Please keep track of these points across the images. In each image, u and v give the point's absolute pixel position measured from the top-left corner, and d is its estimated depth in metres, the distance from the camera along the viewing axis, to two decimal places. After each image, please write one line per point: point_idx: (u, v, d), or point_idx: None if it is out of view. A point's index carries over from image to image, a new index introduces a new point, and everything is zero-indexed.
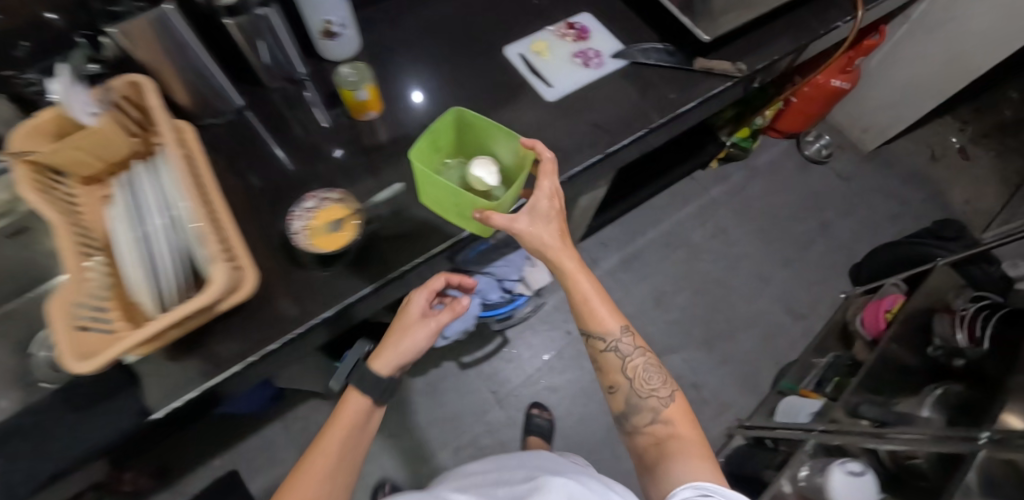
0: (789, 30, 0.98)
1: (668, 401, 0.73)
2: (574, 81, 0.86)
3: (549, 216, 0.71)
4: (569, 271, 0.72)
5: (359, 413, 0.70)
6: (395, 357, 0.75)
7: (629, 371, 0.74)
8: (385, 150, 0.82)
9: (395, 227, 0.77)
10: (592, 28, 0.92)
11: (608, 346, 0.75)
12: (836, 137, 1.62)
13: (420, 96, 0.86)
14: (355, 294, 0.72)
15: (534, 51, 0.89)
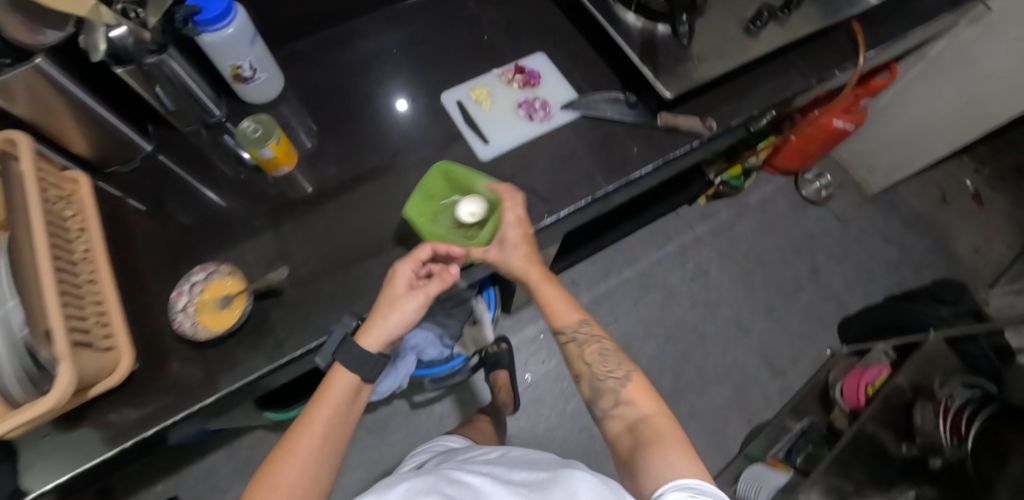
0: (771, 80, 0.87)
1: (628, 381, 0.64)
2: (515, 137, 0.78)
3: (514, 234, 0.69)
4: (536, 284, 0.69)
5: (340, 396, 0.58)
6: (386, 332, 0.61)
7: (589, 357, 0.67)
8: (301, 209, 0.76)
9: (296, 299, 0.70)
10: (543, 74, 0.83)
11: (569, 339, 0.68)
12: (839, 173, 1.49)
13: (346, 147, 0.79)
14: (244, 379, 0.65)
15: (474, 99, 0.81)
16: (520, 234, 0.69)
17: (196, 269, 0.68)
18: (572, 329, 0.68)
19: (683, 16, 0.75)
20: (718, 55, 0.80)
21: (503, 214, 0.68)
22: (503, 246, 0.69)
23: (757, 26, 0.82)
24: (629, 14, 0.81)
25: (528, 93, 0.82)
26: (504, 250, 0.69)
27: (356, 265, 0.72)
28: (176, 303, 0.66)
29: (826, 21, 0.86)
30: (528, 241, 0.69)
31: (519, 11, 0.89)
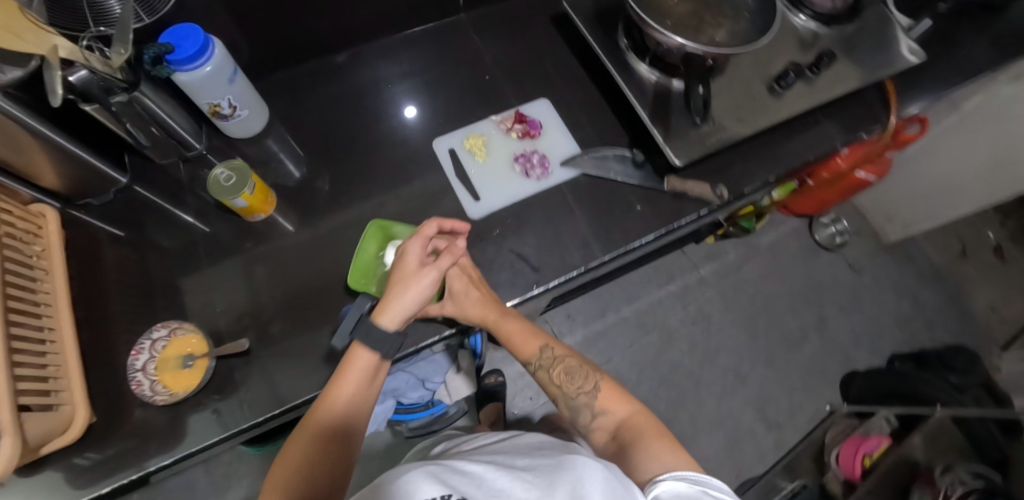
0: (788, 142, 0.82)
1: (598, 391, 0.61)
2: (508, 195, 0.73)
3: (463, 281, 0.65)
4: (496, 322, 0.64)
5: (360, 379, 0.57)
6: (401, 310, 0.58)
7: (558, 378, 0.63)
8: (281, 257, 0.73)
9: (269, 359, 0.67)
10: (545, 123, 0.79)
11: (537, 368, 0.65)
12: (856, 218, 1.42)
13: (334, 192, 0.76)
14: (204, 441, 0.63)
15: (469, 149, 0.77)
16: (467, 280, 0.65)
17: (159, 325, 0.65)
18: (535, 358, 0.65)
19: (700, 89, 0.68)
20: (735, 117, 0.74)
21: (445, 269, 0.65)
22: (456, 297, 0.64)
23: (786, 85, 0.76)
24: (642, 64, 0.75)
25: (526, 145, 0.77)
26: (456, 300, 0.64)
27: (334, 324, 0.69)
28: (136, 362, 0.63)
29: (857, 83, 0.80)
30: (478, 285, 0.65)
31: (527, 53, 0.84)
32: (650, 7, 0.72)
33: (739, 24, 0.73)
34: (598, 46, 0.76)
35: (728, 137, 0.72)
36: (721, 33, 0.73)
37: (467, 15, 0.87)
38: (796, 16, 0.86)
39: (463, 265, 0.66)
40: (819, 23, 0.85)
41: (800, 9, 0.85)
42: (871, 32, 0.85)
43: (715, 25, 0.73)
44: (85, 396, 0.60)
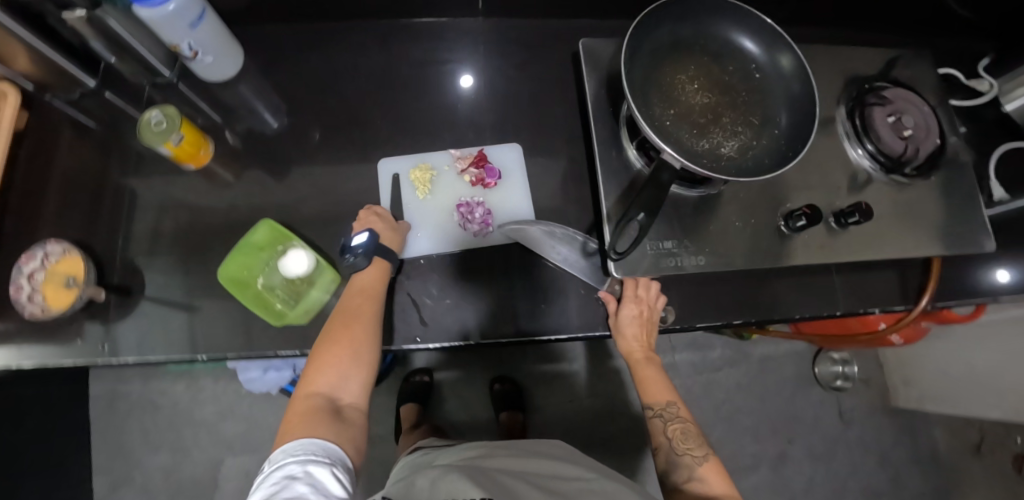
0: (774, 283, 0.71)
1: (706, 461, 0.64)
2: (436, 244, 0.69)
3: (636, 313, 0.65)
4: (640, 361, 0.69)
5: (379, 281, 0.63)
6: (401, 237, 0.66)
7: (672, 433, 0.67)
8: (198, 209, 0.70)
9: (144, 308, 0.66)
10: (506, 174, 0.73)
11: (655, 414, 0.69)
12: (867, 365, 1.28)
13: (278, 163, 0.73)
14: (57, 362, 0.64)
15: (414, 182, 0.72)
16: (639, 320, 0.65)
17: (53, 240, 0.66)
18: (660, 406, 0.69)
19: (642, 215, 0.55)
20: (711, 244, 0.64)
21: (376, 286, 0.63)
22: (628, 319, 0.65)
23: (796, 228, 0.64)
24: (632, 147, 0.65)
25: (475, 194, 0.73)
26: (627, 324, 0.65)
27: (213, 297, 0.66)
28: (26, 271, 0.65)
29: (879, 254, 0.67)
30: (647, 323, 0.66)
31: (531, 86, 0.77)
32: (657, 88, 0.61)
33: (760, 141, 0.61)
34: (595, 109, 0.66)
35: (686, 268, 0.62)
36: (730, 144, 0.60)
37: (488, 26, 0.79)
38: (854, 147, 0.70)
39: (644, 299, 0.66)
40: (876, 166, 0.69)
41: (861, 141, 0.69)
42: (934, 196, 0.70)
43: (727, 133, 0.61)
44: None
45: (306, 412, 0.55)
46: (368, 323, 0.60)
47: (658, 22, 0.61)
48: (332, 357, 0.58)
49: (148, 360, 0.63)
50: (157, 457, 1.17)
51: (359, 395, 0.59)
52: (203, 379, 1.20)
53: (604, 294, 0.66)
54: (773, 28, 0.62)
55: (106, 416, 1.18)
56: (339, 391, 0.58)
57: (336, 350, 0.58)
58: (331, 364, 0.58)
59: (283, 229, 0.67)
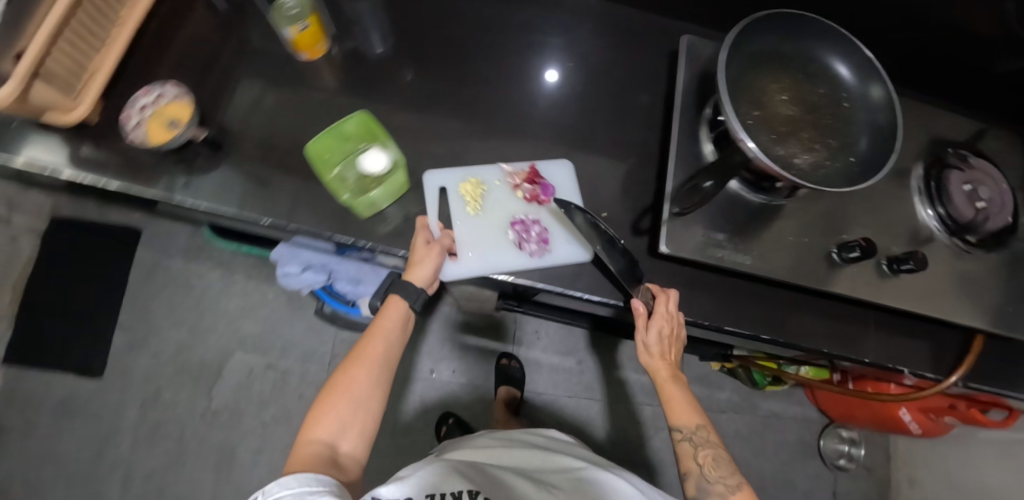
0: (811, 315, 0.72)
1: (739, 490, 0.61)
2: (496, 263, 0.70)
3: (664, 329, 0.65)
4: (662, 381, 0.67)
5: (396, 324, 0.66)
6: (427, 267, 0.65)
7: (702, 459, 0.63)
8: (301, 96, 0.77)
9: (231, 166, 0.73)
10: (565, 192, 0.74)
11: (684, 437, 0.64)
12: (873, 452, 1.25)
13: (380, 77, 0.79)
14: (149, 190, 0.70)
15: (463, 196, 0.72)
16: (667, 335, 0.66)
17: (172, 84, 0.73)
18: (689, 428, 0.64)
19: (711, 184, 0.58)
20: (762, 249, 0.65)
21: (382, 331, 0.65)
22: (655, 336, 0.65)
23: (847, 258, 0.65)
24: (709, 143, 0.68)
25: (530, 213, 0.74)
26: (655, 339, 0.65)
27: (289, 172, 0.72)
28: (140, 104, 0.72)
29: (922, 310, 0.67)
30: (671, 337, 0.66)
31: (624, 69, 0.81)
32: (748, 89, 0.64)
33: (834, 162, 0.62)
34: (683, 98, 0.69)
35: (732, 265, 0.64)
36: (805, 157, 0.63)
37: (599, 8, 0.84)
38: (924, 206, 0.70)
39: (672, 316, 0.65)
40: (943, 228, 0.69)
41: (933, 202, 0.69)
42: (995, 274, 0.69)
43: (804, 146, 0.63)
44: (94, 98, 0.70)
45: (306, 457, 0.56)
46: (369, 374, 0.62)
47: (762, 31, 0.65)
48: (337, 404, 0.60)
49: (230, 212, 0.70)
50: (178, 332, 1.23)
51: (359, 443, 0.60)
52: (238, 274, 1.27)
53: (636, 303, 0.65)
54: (871, 60, 0.64)
55: (144, 281, 1.26)
56: (340, 439, 0.59)
57: (342, 398, 0.60)
58: (332, 413, 0.59)
59: (374, 122, 0.72)
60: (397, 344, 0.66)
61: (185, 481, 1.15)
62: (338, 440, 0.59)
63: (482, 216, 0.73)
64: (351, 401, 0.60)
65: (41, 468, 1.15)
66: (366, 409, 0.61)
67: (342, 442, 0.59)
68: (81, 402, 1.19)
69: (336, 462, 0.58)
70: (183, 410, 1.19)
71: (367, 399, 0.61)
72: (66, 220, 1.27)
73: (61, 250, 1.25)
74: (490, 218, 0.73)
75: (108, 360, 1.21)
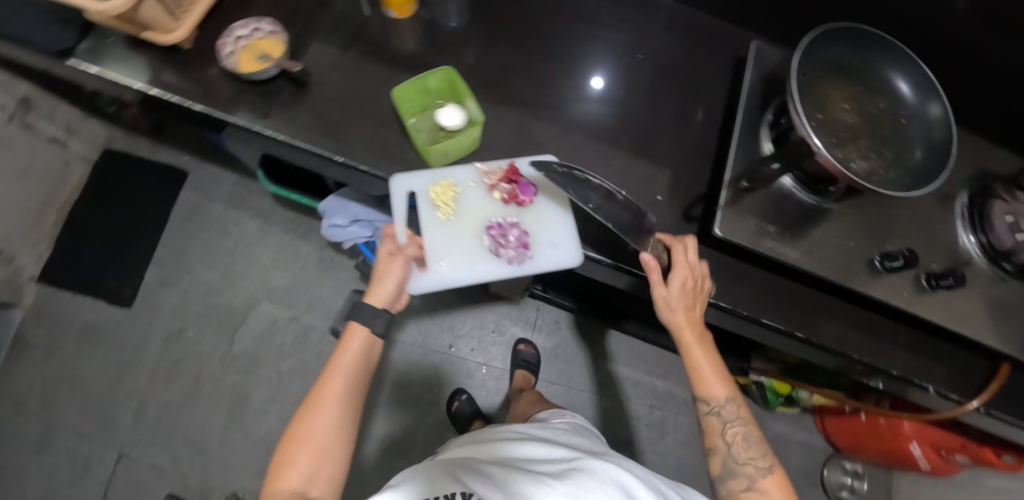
0: (845, 322, 0.74)
1: (769, 473, 0.59)
2: (475, 270, 0.74)
3: (686, 283, 0.63)
4: (689, 342, 0.63)
5: (360, 350, 0.63)
6: (387, 286, 0.66)
7: (731, 437, 0.61)
8: (382, 54, 0.82)
9: (311, 107, 0.77)
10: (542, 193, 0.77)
11: (712, 411, 0.62)
12: (875, 489, 1.25)
13: (457, 48, 0.84)
14: (234, 118, 0.75)
15: (434, 200, 0.74)
16: (688, 287, 0.64)
17: (269, 22, 0.77)
18: (716, 400, 0.62)
19: (778, 165, 0.61)
20: (808, 246, 0.68)
21: (344, 358, 0.62)
22: (678, 289, 0.63)
23: (890, 268, 0.68)
24: (768, 141, 0.70)
25: (506, 215, 0.77)
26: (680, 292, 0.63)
27: (366, 122, 0.78)
28: (236, 34, 0.76)
29: (957, 328, 0.69)
30: (694, 294, 0.65)
31: (687, 68, 0.85)
32: (813, 93, 0.67)
33: (888, 172, 0.65)
34: (747, 97, 0.73)
35: (778, 256, 0.66)
36: (861, 162, 0.65)
37: (669, 11, 0.89)
38: (966, 232, 0.73)
39: (692, 266, 0.64)
40: (983, 255, 0.71)
41: (975, 229, 0.72)
42: None
43: (861, 153, 0.66)
44: (192, 23, 0.74)
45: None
46: (333, 408, 0.59)
47: (832, 41, 0.68)
48: (297, 454, 0.56)
49: (309, 147, 0.74)
50: (211, 274, 1.26)
51: (330, 487, 0.56)
52: (275, 227, 1.30)
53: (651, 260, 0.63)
54: (932, 80, 0.67)
55: (183, 221, 1.29)
56: (308, 485, 0.55)
57: (301, 446, 0.56)
58: (295, 458, 0.56)
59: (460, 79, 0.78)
60: (369, 366, 0.64)
61: (198, 419, 1.18)
62: (307, 482, 0.55)
63: (456, 219, 0.76)
64: (311, 448, 0.56)
65: (58, 387, 1.18)
66: (330, 452, 0.57)
67: (310, 483, 0.56)
68: (106, 329, 1.22)
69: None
70: (204, 350, 1.22)
71: (330, 439, 0.57)
72: (117, 152, 1.30)
73: (109, 180, 1.28)
74: (465, 221, 0.76)
75: (138, 292, 1.24)
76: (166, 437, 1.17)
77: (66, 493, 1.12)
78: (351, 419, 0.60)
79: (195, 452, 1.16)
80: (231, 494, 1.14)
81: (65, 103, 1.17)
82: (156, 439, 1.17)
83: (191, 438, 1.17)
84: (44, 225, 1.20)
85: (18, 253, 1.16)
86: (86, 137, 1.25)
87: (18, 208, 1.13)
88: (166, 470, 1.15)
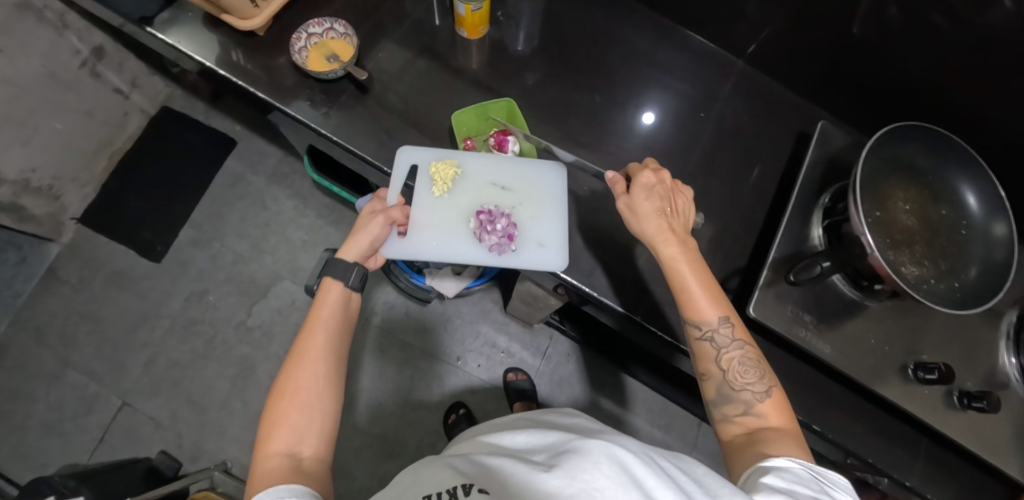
0: (863, 423, 0.72)
1: (767, 395, 0.54)
2: (453, 251, 0.73)
3: (653, 184, 0.63)
4: (672, 256, 0.59)
5: (339, 301, 0.62)
6: (363, 241, 0.65)
7: (726, 363, 0.56)
8: (447, 70, 0.83)
9: (369, 112, 0.79)
10: (544, 195, 0.77)
11: (704, 336, 0.57)
12: None
13: (520, 76, 0.84)
14: (291, 110, 0.77)
15: (432, 175, 0.75)
16: (657, 193, 0.62)
17: (343, 23, 0.79)
18: (706, 323, 0.57)
19: (828, 264, 0.60)
20: (839, 341, 0.66)
21: (317, 311, 0.61)
22: (646, 190, 0.62)
23: (924, 379, 0.65)
24: (819, 229, 0.69)
25: (501, 205, 0.76)
26: (645, 193, 0.62)
27: (419, 134, 0.79)
28: (309, 31, 0.78)
29: (982, 453, 0.66)
30: (668, 198, 0.62)
31: (746, 133, 0.83)
32: (875, 190, 0.66)
33: (938, 282, 0.64)
34: (804, 179, 0.71)
35: (809, 347, 0.66)
36: (911, 268, 0.64)
37: (735, 74, 0.88)
38: (1008, 354, 0.69)
39: (659, 173, 0.64)
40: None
41: (1019, 352, 0.68)
42: None
43: (914, 258, 0.65)
44: (268, 14, 0.76)
45: (267, 473, 0.49)
46: (319, 362, 0.57)
47: (905, 139, 0.66)
48: (289, 415, 0.53)
49: (355, 150, 0.76)
50: (242, 244, 1.29)
51: (322, 443, 0.53)
52: (311, 210, 1.32)
53: (612, 175, 0.65)
54: (1003, 197, 0.64)
55: (225, 188, 1.32)
56: (301, 443, 0.52)
57: (290, 404, 0.54)
58: (285, 416, 0.53)
59: (518, 110, 0.80)
60: (350, 321, 0.63)
61: (202, 382, 1.21)
62: (303, 442, 0.52)
63: (450, 198, 0.75)
64: (301, 404, 0.54)
65: (78, 325, 1.21)
66: (319, 410, 0.54)
67: (310, 441, 0.53)
68: (134, 278, 1.25)
69: (300, 470, 0.50)
70: (222, 315, 1.25)
71: (316, 397, 0.55)
72: (174, 110, 1.34)
73: (161, 136, 1.32)
74: (457, 202, 0.75)
75: (169, 249, 1.27)
76: (170, 392, 1.20)
77: (68, 428, 1.15)
78: (342, 377, 0.58)
79: (194, 412, 1.19)
80: (219, 461, 1.15)
81: (135, 58, 1.21)
82: (160, 392, 1.19)
83: (192, 399, 1.20)
84: (95, 168, 1.24)
85: (66, 192, 1.20)
86: (148, 92, 1.29)
87: (76, 151, 1.17)
88: (164, 425, 1.17)
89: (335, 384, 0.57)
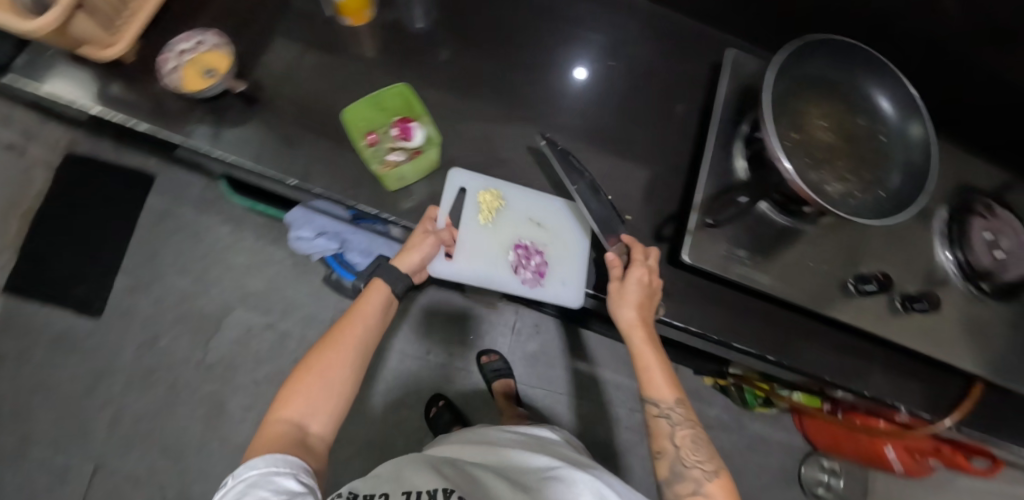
0: (814, 342, 0.72)
1: (716, 476, 0.51)
2: (489, 278, 0.71)
3: (645, 281, 0.62)
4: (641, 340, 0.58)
5: (380, 308, 0.60)
6: (415, 259, 0.63)
7: (680, 439, 0.54)
8: (339, 64, 0.78)
9: (264, 124, 0.74)
10: (579, 235, 0.75)
11: (661, 413, 0.55)
12: None
13: (419, 56, 0.80)
14: (180, 138, 0.71)
15: (480, 203, 0.73)
16: (642, 288, 0.61)
17: (214, 33, 0.75)
18: (665, 399, 0.56)
19: None
20: (779, 270, 0.66)
21: (361, 307, 0.59)
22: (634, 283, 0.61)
23: (864, 292, 0.66)
24: (742, 160, 0.67)
25: (539, 240, 0.74)
26: (633, 283, 0.61)
27: (322, 138, 0.74)
28: (178, 49, 0.73)
29: (929, 350, 0.67)
30: (650, 293, 0.62)
31: (661, 75, 0.81)
32: (791, 112, 0.65)
33: (863, 194, 0.63)
34: (721, 113, 0.69)
35: (749, 282, 0.65)
36: (836, 185, 0.63)
37: (641, 14, 0.84)
38: (943, 249, 0.70)
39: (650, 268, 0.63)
40: (960, 273, 0.68)
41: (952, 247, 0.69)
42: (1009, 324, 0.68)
43: (837, 175, 0.64)
44: (128, 41, 0.71)
45: (270, 436, 0.48)
46: (352, 356, 0.55)
47: (812, 55, 0.64)
48: (305, 391, 0.52)
49: (259, 167, 0.71)
50: (185, 281, 1.24)
51: (328, 426, 0.52)
52: (248, 232, 1.27)
53: (611, 256, 0.63)
54: (916, 100, 0.64)
55: (153, 227, 1.26)
56: (310, 418, 0.51)
57: (314, 377, 0.53)
58: (302, 389, 0.52)
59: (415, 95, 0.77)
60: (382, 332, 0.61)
61: (173, 429, 1.17)
62: (309, 417, 0.51)
63: (494, 227, 0.73)
64: (325, 384, 0.53)
65: (30, 398, 1.15)
66: (333, 401, 0.53)
67: (315, 421, 0.51)
68: (77, 339, 1.19)
69: (304, 445, 0.49)
70: (179, 357, 1.20)
71: (339, 387, 0.53)
72: (79, 155, 1.25)
73: (72, 185, 1.24)
74: (501, 233, 0.73)
75: (108, 302, 1.21)
76: (143, 446, 1.16)
77: None
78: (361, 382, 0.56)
79: (172, 459, 1.15)
80: None
81: None
82: (132, 449, 1.15)
83: (167, 448, 1.16)
84: None
85: None
86: None
87: None
88: (143, 480, 1.14)
89: (351, 387, 0.55)
